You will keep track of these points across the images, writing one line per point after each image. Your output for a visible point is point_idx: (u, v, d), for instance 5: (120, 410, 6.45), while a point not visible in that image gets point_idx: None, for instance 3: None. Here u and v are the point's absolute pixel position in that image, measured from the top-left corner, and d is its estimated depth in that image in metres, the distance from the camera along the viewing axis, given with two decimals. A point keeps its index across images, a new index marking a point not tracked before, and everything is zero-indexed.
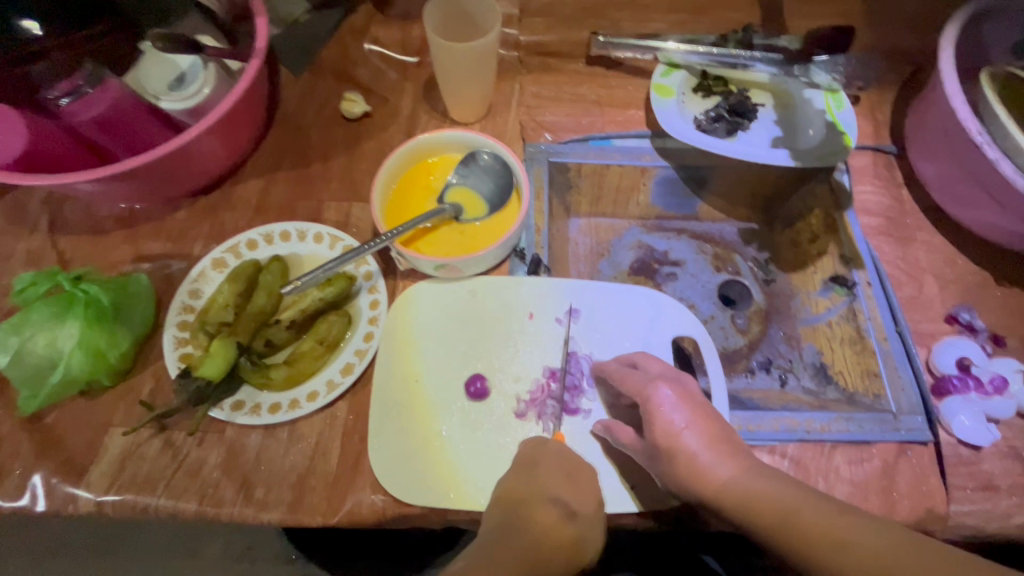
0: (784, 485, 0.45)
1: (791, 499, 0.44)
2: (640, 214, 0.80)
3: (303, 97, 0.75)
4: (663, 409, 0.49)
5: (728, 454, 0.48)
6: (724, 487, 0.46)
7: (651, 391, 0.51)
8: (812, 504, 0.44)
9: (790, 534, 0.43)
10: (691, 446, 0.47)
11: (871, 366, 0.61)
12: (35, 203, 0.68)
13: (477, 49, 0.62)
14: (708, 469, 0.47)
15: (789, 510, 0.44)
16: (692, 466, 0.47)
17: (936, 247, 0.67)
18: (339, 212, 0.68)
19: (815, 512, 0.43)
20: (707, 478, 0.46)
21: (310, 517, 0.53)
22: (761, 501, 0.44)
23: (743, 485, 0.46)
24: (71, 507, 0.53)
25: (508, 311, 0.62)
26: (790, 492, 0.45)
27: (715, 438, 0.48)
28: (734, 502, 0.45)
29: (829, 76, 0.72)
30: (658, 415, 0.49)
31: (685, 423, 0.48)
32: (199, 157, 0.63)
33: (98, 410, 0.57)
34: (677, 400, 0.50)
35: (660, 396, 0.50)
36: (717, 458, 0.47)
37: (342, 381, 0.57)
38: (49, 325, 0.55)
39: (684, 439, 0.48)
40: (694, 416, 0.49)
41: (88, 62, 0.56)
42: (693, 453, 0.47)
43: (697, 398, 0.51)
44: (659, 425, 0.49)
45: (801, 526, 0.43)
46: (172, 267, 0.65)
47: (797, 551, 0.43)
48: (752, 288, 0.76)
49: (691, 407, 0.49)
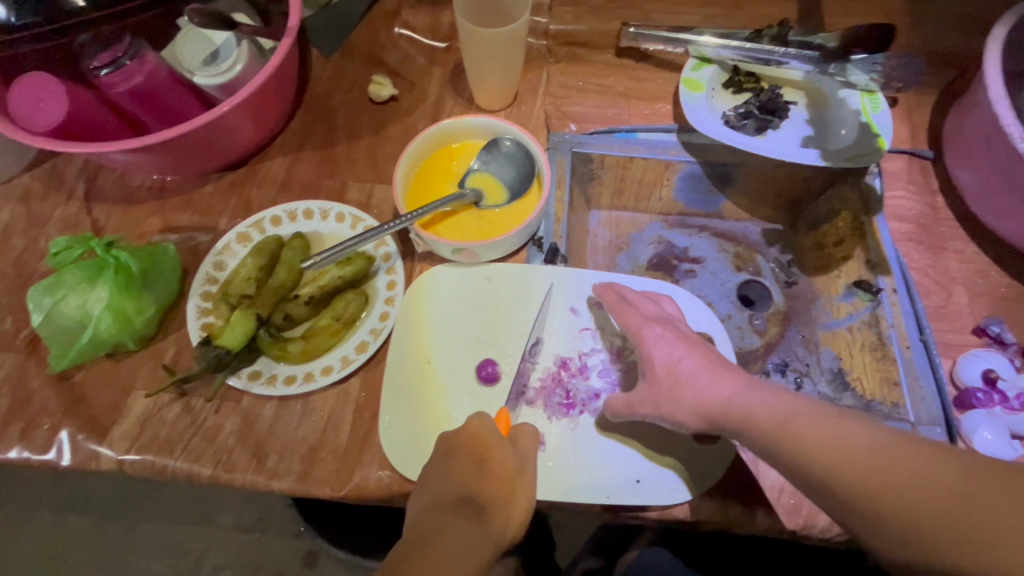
0: (781, 398, 0.45)
1: (788, 408, 0.44)
2: (662, 209, 0.79)
3: (332, 78, 0.76)
4: (654, 343, 0.52)
5: (728, 377, 0.48)
6: (725, 406, 0.46)
7: (643, 329, 0.53)
8: (812, 412, 0.43)
9: (792, 442, 0.42)
10: (689, 372, 0.49)
11: (892, 374, 0.60)
12: (73, 171, 0.71)
13: (504, 35, 0.62)
14: (708, 391, 0.47)
15: (786, 419, 0.43)
16: (692, 394, 0.48)
17: (968, 257, 0.65)
18: (362, 193, 0.69)
19: (813, 419, 0.42)
20: (708, 398, 0.47)
21: (319, 488, 0.54)
22: (759, 412, 0.44)
23: (743, 402, 0.46)
24: (94, 463, 0.56)
25: (524, 298, 0.62)
26: (790, 399, 0.45)
27: (714, 364, 0.49)
28: (735, 421, 0.45)
29: (866, 75, 0.69)
30: (653, 350, 0.51)
31: (681, 355, 0.50)
32: (230, 133, 0.64)
33: (123, 373, 0.59)
34: (667, 331, 0.52)
35: (649, 334, 0.53)
36: (715, 381, 0.48)
37: (356, 358, 0.58)
38: (80, 288, 0.57)
39: (682, 369, 0.49)
40: (687, 343, 0.51)
41: (129, 37, 0.57)
42: (690, 377, 0.48)
43: (689, 330, 0.53)
44: (656, 355, 0.51)
45: (797, 431, 0.42)
46: (198, 239, 0.67)
47: (802, 458, 0.41)
48: (773, 290, 0.75)
49: (683, 341, 0.51)
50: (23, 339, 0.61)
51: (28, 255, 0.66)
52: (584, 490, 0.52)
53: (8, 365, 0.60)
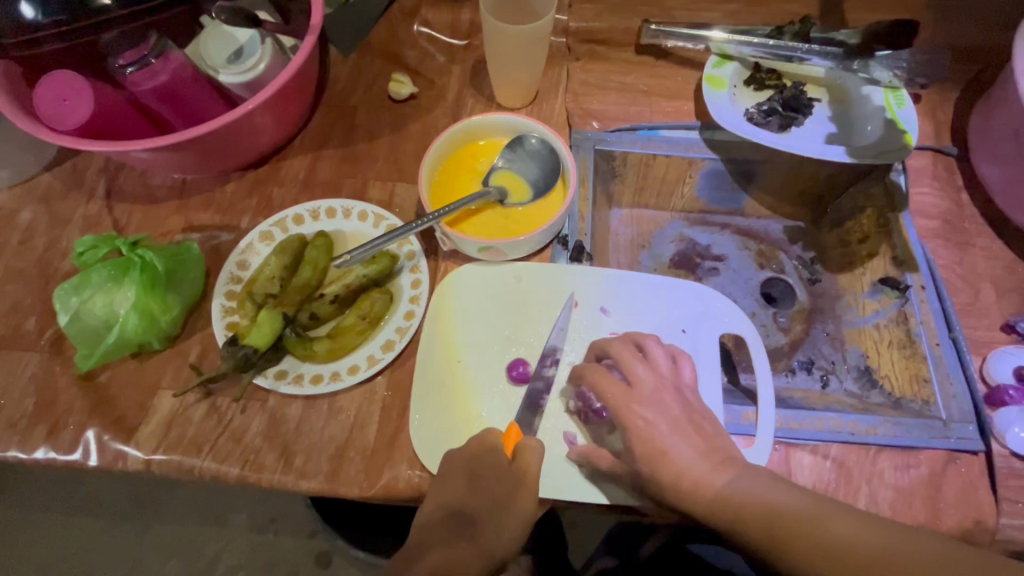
0: (773, 491, 0.44)
1: (776, 503, 0.43)
2: (683, 207, 0.79)
3: (351, 77, 0.75)
4: (642, 428, 0.48)
5: (720, 465, 0.46)
6: (713, 502, 0.45)
7: (625, 409, 0.50)
8: (807, 509, 0.42)
9: (783, 548, 0.41)
10: (681, 463, 0.47)
11: (921, 372, 0.59)
12: (93, 170, 0.70)
13: (529, 33, 0.62)
14: (699, 483, 0.46)
15: (777, 519, 0.42)
16: (680, 485, 0.46)
17: (995, 254, 0.64)
18: (384, 191, 0.69)
19: (806, 521, 0.41)
20: (698, 490, 0.45)
21: (348, 488, 0.54)
22: (751, 507, 0.43)
23: (736, 493, 0.44)
24: (120, 464, 0.55)
25: (552, 297, 0.61)
26: (781, 493, 0.44)
27: (705, 449, 0.48)
28: (724, 519, 0.44)
29: (889, 73, 0.69)
30: (636, 436, 0.48)
31: (668, 444, 0.47)
32: (253, 132, 0.64)
33: (148, 373, 0.59)
34: (657, 415, 0.49)
35: (638, 413, 0.49)
36: (709, 471, 0.46)
37: (383, 357, 0.58)
38: (107, 288, 0.57)
39: (669, 458, 0.47)
40: (674, 428, 0.48)
41: (154, 35, 0.57)
42: (681, 467, 0.46)
43: (680, 409, 0.49)
44: (641, 442, 0.48)
45: (789, 533, 0.41)
46: (220, 238, 0.67)
47: (795, 564, 0.41)
48: (796, 287, 0.75)
49: (668, 424, 0.48)
50: (46, 338, 0.61)
51: (49, 254, 0.66)
52: (617, 490, 0.52)
53: (32, 365, 0.60)
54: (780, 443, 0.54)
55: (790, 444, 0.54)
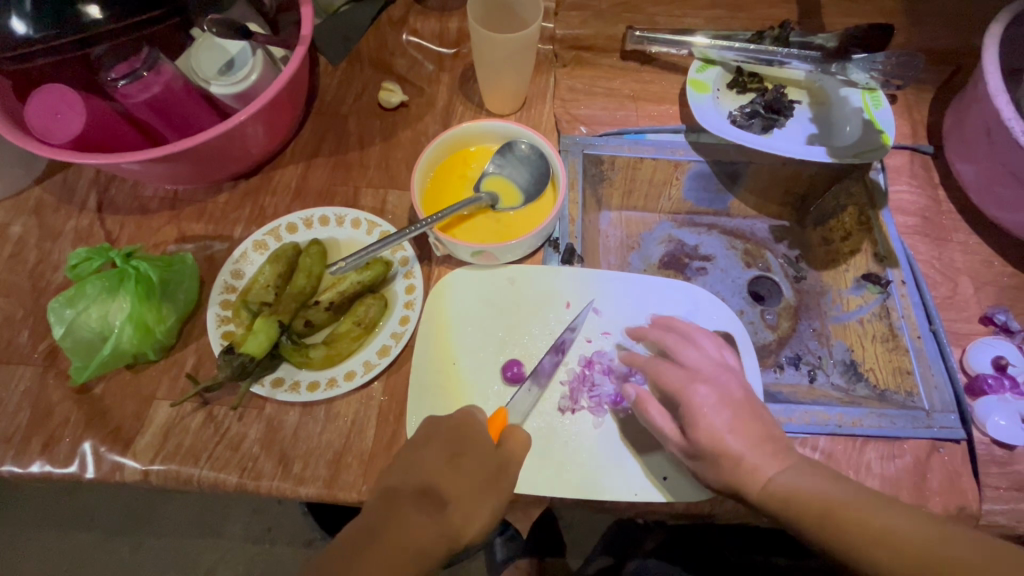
0: (830, 482, 0.45)
1: (835, 494, 0.44)
2: (671, 209, 0.81)
3: (341, 86, 0.76)
4: (704, 410, 0.50)
5: (773, 454, 0.48)
6: (769, 487, 0.46)
7: (690, 391, 0.51)
8: (854, 498, 0.44)
9: (835, 531, 0.43)
10: (736, 448, 0.48)
11: (904, 364, 0.61)
12: (84, 183, 0.71)
13: (517, 41, 0.63)
14: (756, 470, 0.47)
15: (833, 505, 0.44)
16: (738, 468, 0.47)
17: (972, 248, 0.67)
18: (376, 198, 0.70)
19: (854, 507, 0.43)
20: (755, 476, 0.47)
21: (346, 493, 0.54)
22: (807, 496, 0.45)
23: (792, 479, 0.46)
24: (117, 475, 0.55)
25: (545, 298, 0.63)
26: (837, 487, 0.45)
27: (758, 438, 0.49)
28: (782, 502, 0.45)
29: (866, 74, 0.71)
30: (698, 418, 0.50)
31: (726, 424, 0.49)
32: (244, 142, 0.65)
33: (144, 383, 0.59)
34: (714, 401, 0.50)
35: (700, 398, 0.51)
36: (761, 456, 0.48)
37: (378, 362, 0.58)
38: (102, 299, 0.57)
39: (728, 439, 0.48)
40: (734, 417, 0.50)
41: (146, 48, 0.58)
42: (739, 455, 0.48)
43: (738, 398, 0.51)
44: (700, 427, 0.49)
45: (840, 523, 0.43)
46: (214, 247, 0.67)
47: (845, 548, 0.42)
48: (782, 284, 0.77)
49: (730, 407, 0.50)
50: (40, 351, 0.61)
51: (41, 267, 0.66)
52: (609, 486, 0.53)
53: (26, 379, 0.60)
54: None
55: None
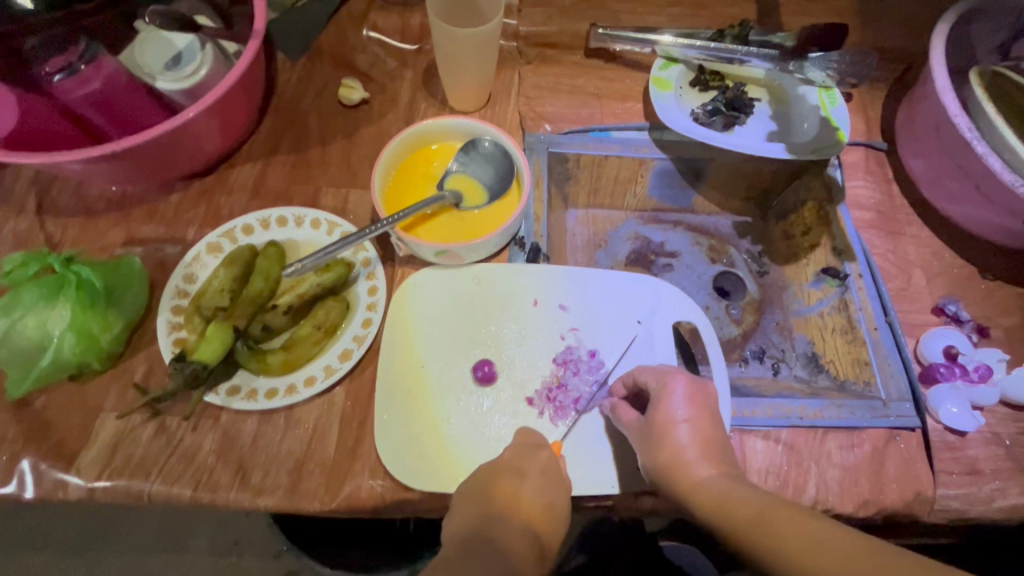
0: (763, 494, 0.44)
1: (764, 504, 0.43)
2: (637, 206, 0.81)
3: (300, 82, 0.74)
4: (672, 397, 0.51)
5: (713, 460, 0.48)
6: (698, 486, 0.46)
7: (667, 379, 0.52)
8: (789, 509, 0.42)
9: (763, 536, 0.41)
10: (681, 439, 0.49)
11: (862, 355, 0.63)
12: (23, 184, 0.67)
13: (477, 36, 0.62)
14: (690, 466, 0.48)
15: (766, 511, 0.43)
16: (675, 457, 0.48)
17: (924, 241, 0.69)
18: (337, 198, 0.68)
19: (788, 516, 0.42)
20: (686, 470, 0.47)
21: (308, 503, 0.53)
22: (735, 502, 0.44)
23: (721, 489, 0.46)
24: (61, 493, 0.52)
25: (513, 296, 0.62)
26: (770, 499, 0.44)
27: (707, 440, 0.49)
28: (709, 499, 0.45)
29: (823, 72, 0.73)
30: (661, 403, 0.51)
31: (686, 416, 0.50)
32: (195, 141, 0.62)
33: (89, 395, 0.56)
34: (685, 395, 0.51)
35: (675, 386, 0.52)
36: (702, 457, 0.48)
37: (340, 366, 0.56)
38: (40, 307, 0.54)
39: (680, 430, 0.49)
40: (698, 415, 0.50)
41: (82, 39, 0.55)
42: (681, 444, 0.49)
43: (709, 402, 0.52)
44: (660, 410, 0.51)
45: (771, 530, 0.41)
46: (165, 250, 0.64)
47: (769, 553, 0.41)
48: (746, 280, 0.78)
49: (699, 406, 0.51)
50: None
51: None
52: (581, 482, 0.54)
53: None
54: (734, 430, 0.56)
55: (744, 431, 0.56)
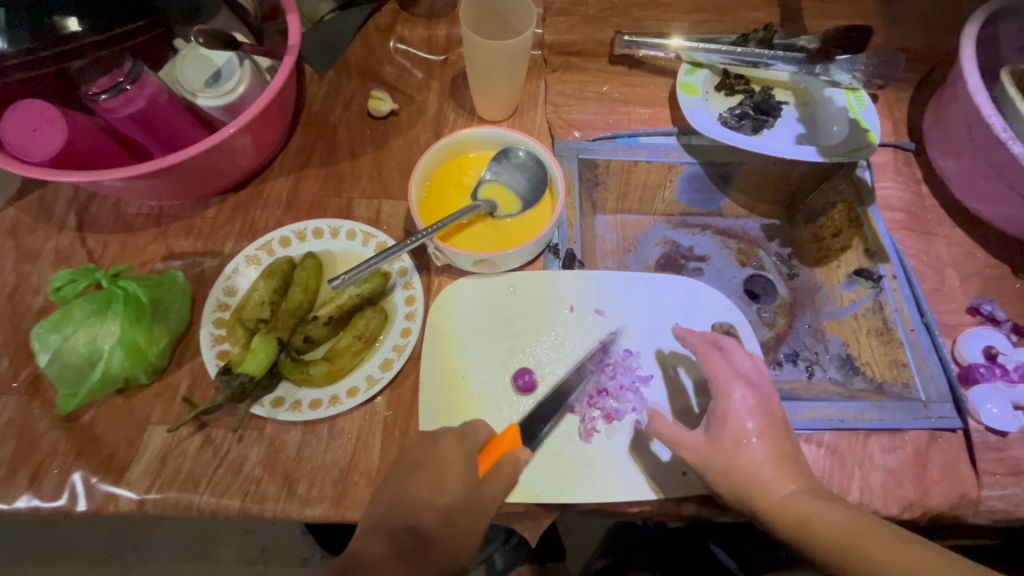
0: (852, 514, 0.44)
1: (854, 526, 0.42)
2: (665, 211, 0.82)
3: (329, 95, 0.75)
4: (737, 411, 0.49)
5: (789, 474, 0.47)
6: (781, 505, 0.45)
7: (727, 388, 0.51)
8: (880, 534, 0.41)
9: (852, 557, 0.41)
10: (755, 456, 0.47)
11: (899, 357, 0.63)
12: (63, 201, 0.68)
13: (509, 48, 0.62)
14: (767, 484, 0.46)
15: (852, 534, 0.42)
16: (751, 477, 0.47)
17: (956, 241, 0.69)
18: (370, 209, 0.69)
19: (877, 541, 0.41)
20: (766, 489, 0.46)
21: (354, 512, 0.53)
22: (821, 522, 0.43)
23: (807, 506, 0.44)
24: (112, 506, 0.53)
25: (548, 303, 0.62)
26: (854, 518, 0.43)
27: (778, 455, 0.48)
28: (791, 519, 0.44)
29: (849, 75, 0.73)
30: (729, 416, 0.49)
31: (755, 432, 0.48)
32: (232, 155, 0.62)
33: (136, 408, 0.57)
34: (748, 406, 0.50)
35: (735, 397, 0.50)
36: (778, 474, 0.47)
37: (382, 376, 0.57)
38: (90, 322, 0.55)
39: (751, 447, 0.48)
40: (763, 429, 0.49)
41: (127, 60, 0.56)
42: (755, 462, 0.47)
43: (771, 409, 0.50)
44: (727, 426, 0.49)
45: (863, 551, 0.41)
46: (204, 264, 0.65)
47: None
48: (776, 283, 0.78)
49: (764, 418, 0.49)
50: (23, 379, 0.58)
51: (20, 291, 0.63)
52: (621, 489, 0.53)
53: (9, 410, 0.57)
54: None
55: None
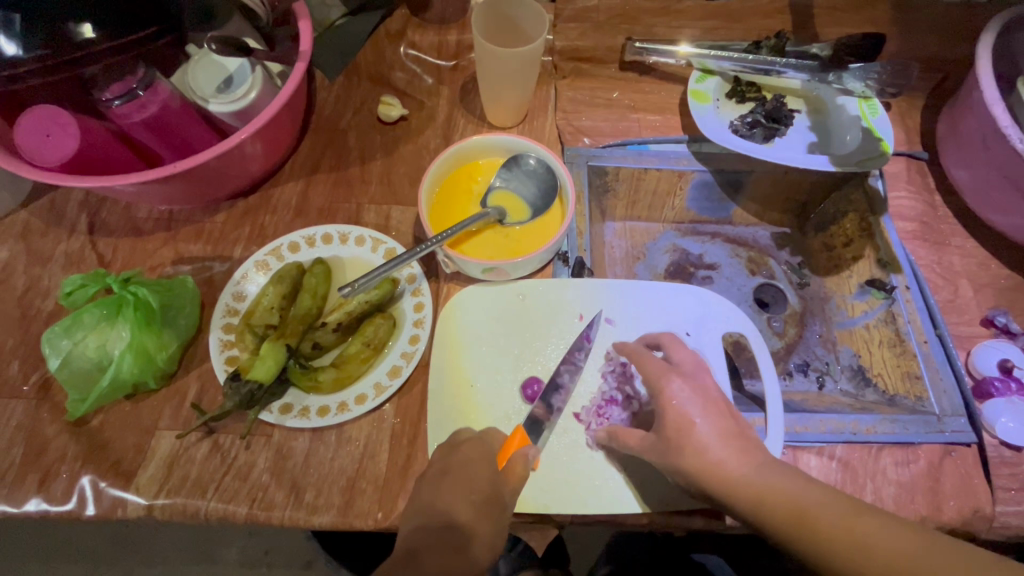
0: (803, 484, 0.44)
1: (808, 498, 0.43)
2: (674, 218, 0.81)
3: (339, 100, 0.75)
4: (674, 400, 0.50)
5: (740, 450, 0.48)
6: (737, 482, 0.46)
7: (662, 382, 0.52)
8: (837, 509, 0.42)
9: (810, 535, 0.42)
10: (703, 439, 0.48)
11: (912, 369, 0.62)
12: (74, 205, 0.68)
13: (521, 56, 0.62)
14: (721, 463, 0.47)
15: (808, 506, 0.43)
16: (700, 459, 0.47)
17: (970, 251, 0.68)
18: (379, 215, 0.68)
19: (836, 515, 0.42)
20: (720, 470, 0.47)
21: (362, 521, 0.53)
22: (777, 498, 0.44)
23: (758, 482, 0.45)
24: (120, 511, 0.53)
25: (558, 312, 0.62)
26: (810, 491, 0.44)
27: (726, 432, 0.49)
28: (747, 500, 0.45)
29: (862, 83, 0.73)
30: (670, 406, 0.50)
31: (698, 415, 0.49)
32: (242, 161, 0.62)
33: (144, 414, 0.57)
34: (690, 394, 0.51)
35: (672, 388, 0.51)
36: (728, 452, 0.47)
37: (390, 384, 0.57)
38: (101, 327, 0.55)
39: (697, 428, 0.49)
40: (707, 410, 0.50)
41: (140, 66, 0.56)
42: (704, 444, 0.48)
43: (712, 395, 0.51)
44: (669, 415, 0.50)
45: (819, 524, 0.42)
46: (213, 269, 0.65)
47: (818, 551, 0.41)
48: (787, 292, 0.78)
49: (704, 401, 0.50)
50: (32, 383, 0.58)
51: (31, 294, 0.63)
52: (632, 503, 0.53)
53: (18, 414, 0.57)
54: (787, 446, 0.55)
55: (796, 447, 0.56)
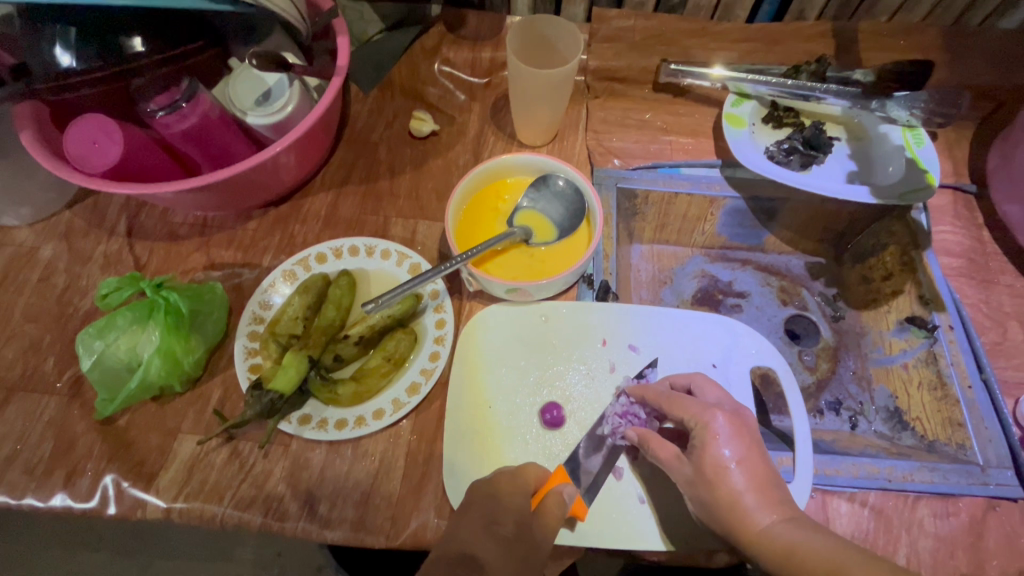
0: (831, 539, 0.42)
1: (836, 555, 0.41)
2: (704, 243, 0.79)
3: (372, 113, 0.76)
4: (716, 438, 0.47)
5: (774, 502, 0.45)
6: (762, 534, 0.44)
7: (706, 416, 0.49)
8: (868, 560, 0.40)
9: None
10: (736, 483, 0.45)
11: (954, 415, 0.59)
12: (115, 208, 0.71)
13: (555, 77, 0.62)
14: (751, 513, 0.44)
15: (837, 558, 0.40)
16: (733, 503, 0.45)
17: (1019, 292, 0.65)
18: (406, 228, 0.69)
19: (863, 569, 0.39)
20: (748, 521, 0.44)
21: (373, 538, 0.52)
22: (803, 552, 0.42)
23: (786, 537, 0.43)
24: (139, 512, 0.54)
25: (581, 335, 0.61)
26: (839, 547, 0.42)
27: (762, 481, 0.46)
28: (775, 552, 0.42)
29: (907, 112, 0.70)
30: (709, 444, 0.47)
31: (735, 457, 0.46)
32: (275, 172, 0.64)
33: (169, 416, 0.58)
34: (730, 431, 0.48)
35: (716, 425, 0.48)
36: (761, 502, 0.45)
37: (408, 401, 0.57)
38: (132, 330, 0.56)
39: (732, 474, 0.46)
40: (747, 454, 0.47)
41: (185, 78, 0.58)
42: (738, 490, 0.45)
43: (752, 434, 0.48)
44: (707, 453, 0.47)
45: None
46: (242, 276, 0.66)
47: None
48: (820, 325, 0.74)
49: (745, 443, 0.47)
50: (65, 380, 0.60)
51: (70, 293, 0.65)
52: (648, 538, 0.51)
53: (50, 409, 0.59)
54: (817, 489, 0.53)
55: (826, 491, 0.53)
